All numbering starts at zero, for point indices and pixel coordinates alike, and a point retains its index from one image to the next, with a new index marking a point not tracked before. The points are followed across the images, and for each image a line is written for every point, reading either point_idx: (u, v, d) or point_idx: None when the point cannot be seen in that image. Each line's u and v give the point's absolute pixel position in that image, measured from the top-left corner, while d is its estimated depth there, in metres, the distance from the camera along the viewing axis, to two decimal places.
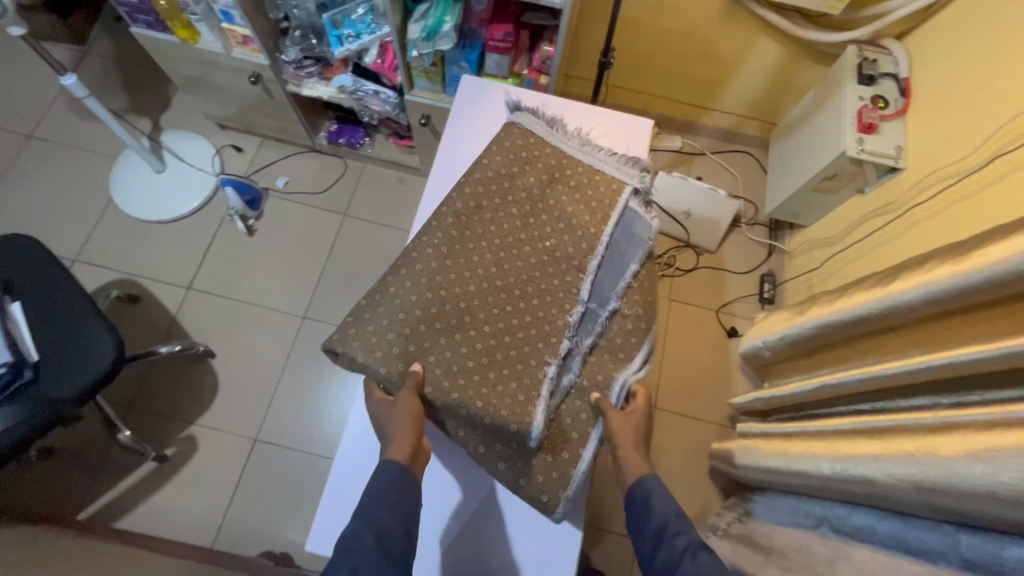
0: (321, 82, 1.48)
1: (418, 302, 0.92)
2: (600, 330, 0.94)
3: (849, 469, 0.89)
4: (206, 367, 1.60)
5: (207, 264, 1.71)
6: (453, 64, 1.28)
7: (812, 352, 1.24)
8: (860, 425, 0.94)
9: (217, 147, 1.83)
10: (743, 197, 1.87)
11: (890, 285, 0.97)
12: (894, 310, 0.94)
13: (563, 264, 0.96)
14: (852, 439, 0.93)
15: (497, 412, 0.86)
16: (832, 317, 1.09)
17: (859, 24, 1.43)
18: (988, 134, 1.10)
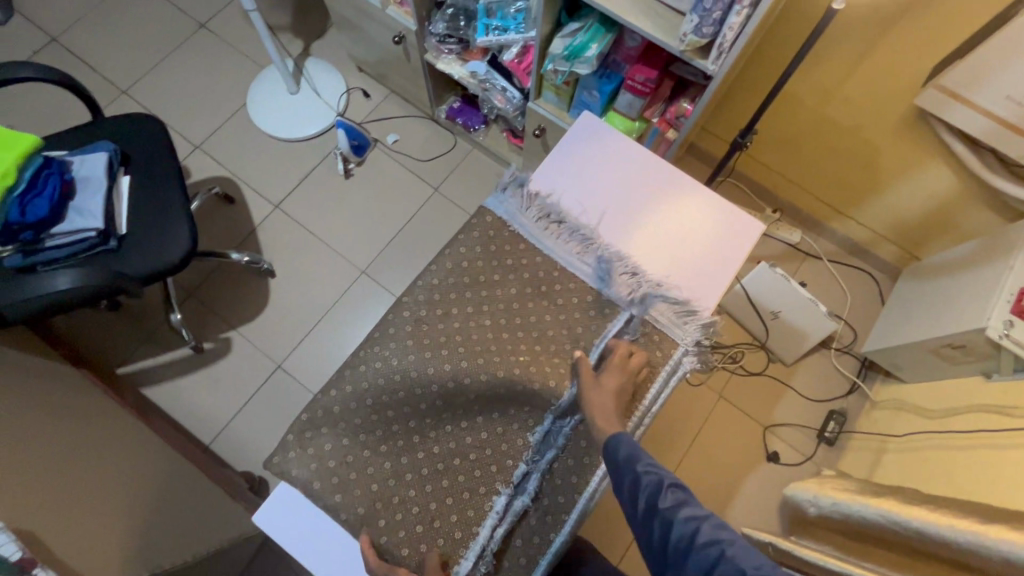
0: (457, 61, 1.48)
1: (412, 350, 0.93)
2: (562, 444, 0.87)
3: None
4: (262, 283, 1.70)
5: (299, 191, 1.80)
6: (584, 89, 1.22)
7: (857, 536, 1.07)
8: None
9: (349, 87, 1.90)
10: (844, 320, 1.67)
11: (983, 526, 0.81)
12: (977, 554, 0.79)
13: (531, 361, 0.91)
14: None
15: (450, 511, 0.86)
16: (898, 515, 0.94)
17: None
18: None
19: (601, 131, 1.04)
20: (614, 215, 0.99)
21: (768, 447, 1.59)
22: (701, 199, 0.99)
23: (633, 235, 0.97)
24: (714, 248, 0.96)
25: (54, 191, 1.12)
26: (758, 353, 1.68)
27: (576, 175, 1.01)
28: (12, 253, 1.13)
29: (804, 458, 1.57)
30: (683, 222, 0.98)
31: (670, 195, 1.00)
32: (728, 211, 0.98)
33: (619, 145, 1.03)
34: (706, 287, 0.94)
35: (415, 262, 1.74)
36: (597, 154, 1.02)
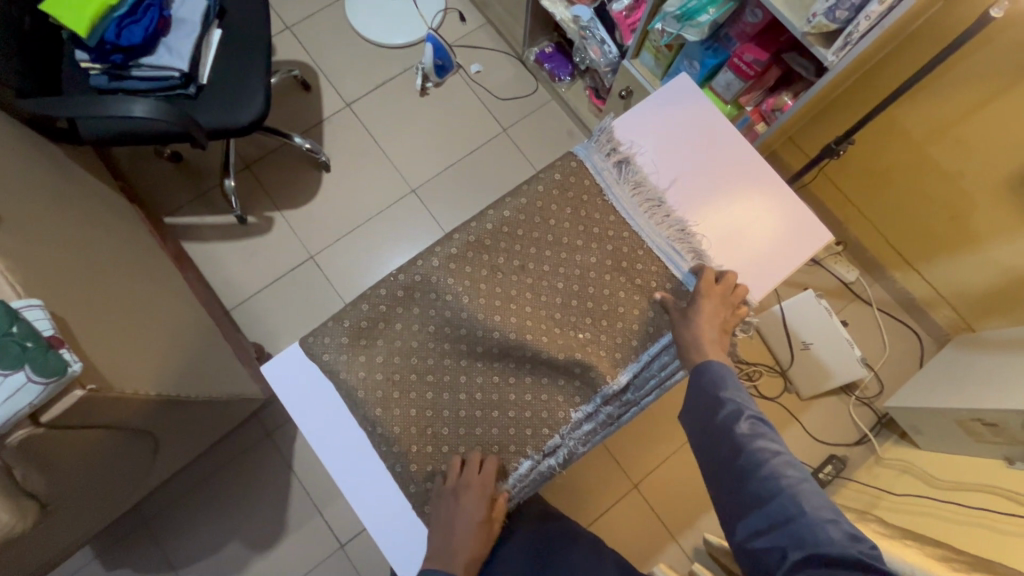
0: (563, 2, 1.43)
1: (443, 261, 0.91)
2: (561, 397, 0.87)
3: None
4: (315, 175, 1.72)
5: (373, 95, 1.80)
6: (686, 58, 1.17)
7: None
8: None
9: (447, 7, 1.87)
10: (874, 371, 1.61)
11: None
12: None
13: (564, 308, 0.90)
14: None
15: (441, 426, 0.86)
16: None
17: None
18: None
19: (696, 94, 1.00)
20: (683, 181, 0.96)
21: None
22: (775, 189, 0.96)
23: (696, 204, 0.95)
24: (772, 241, 0.94)
25: (150, 24, 1.14)
26: (776, 379, 1.63)
27: (658, 130, 0.99)
28: (100, 73, 1.18)
29: None
30: (749, 207, 0.95)
31: (745, 177, 0.97)
32: (797, 210, 0.95)
33: (709, 113, 1.00)
34: (752, 275, 0.92)
35: (465, 196, 1.75)
36: (685, 116, 1.00)
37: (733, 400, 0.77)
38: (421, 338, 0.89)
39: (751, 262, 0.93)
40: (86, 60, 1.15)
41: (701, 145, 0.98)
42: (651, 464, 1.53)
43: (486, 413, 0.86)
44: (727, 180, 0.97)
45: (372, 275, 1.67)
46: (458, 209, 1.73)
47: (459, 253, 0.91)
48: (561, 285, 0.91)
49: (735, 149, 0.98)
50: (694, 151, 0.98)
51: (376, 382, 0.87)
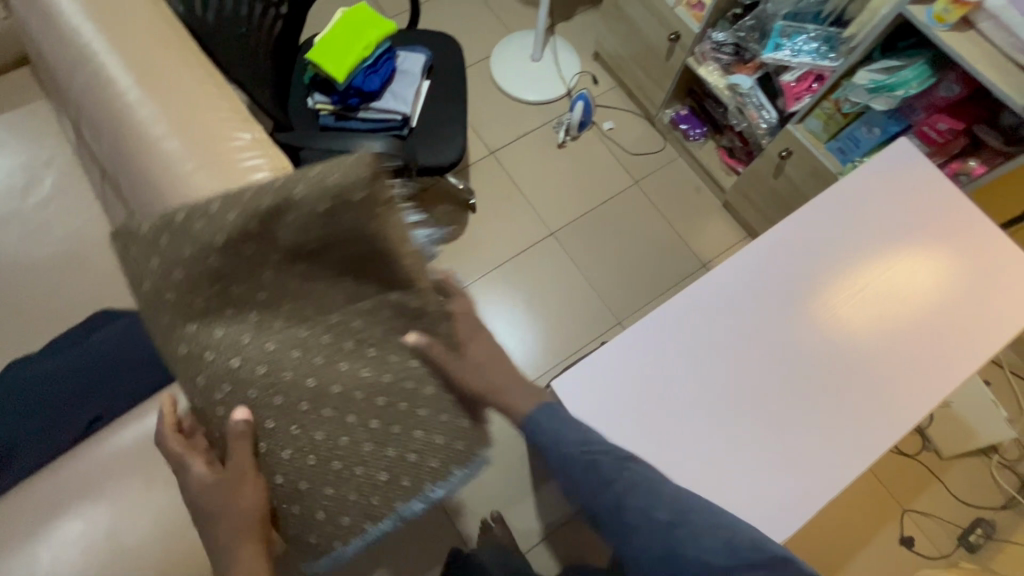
0: (720, 71, 1.59)
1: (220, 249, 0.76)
2: None
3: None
4: (462, 213, 1.84)
5: (514, 145, 1.94)
6: (864, 124, 1.29)
7: None
8: None
9: (582, 70, 2.05)
10: (1014, 435, 1.61)
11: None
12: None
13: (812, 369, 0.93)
14: None
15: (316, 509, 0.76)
16: None
17: None
18: None
19: (767, 278, 1.04)
20: (725, 412, 0.97)
21: (903, 531, 1.54)
22: (882, 350, 1.01)
23: (738, 437, 0.96)
24: (826, 461, 0.96)
25: (386, 74, 1.30)
26: (914, 436, 1.63)
27: (696, 355, 1.00)
28: (329, 113, 1.31)
29: (938, 554, 1.53)
30: (800, 425, 0.97)
31: (844, 350, 1.01)
32: (913, 364, 1.00)
33: (794, 291, 1.03)
34: (808, 508, 0.93)
35: (602, 242, 1.84)
36: (745, 315, 1.02)
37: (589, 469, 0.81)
38: (238, 366, 0.76)
39: (820, 460, 0.95)
40: (324, 102, 1.30)
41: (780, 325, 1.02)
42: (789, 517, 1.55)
43: (308, 466, 0.76)
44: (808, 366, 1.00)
45: (513, 313, 1.74)
46: (596, 254, 1.82)
47: (316, 245, 0.76)
48: (352, 279, 0.79)
49: (839, 316, 1.02)
50: (769, 337, 1.01)
51: (264, 348, 0.77)
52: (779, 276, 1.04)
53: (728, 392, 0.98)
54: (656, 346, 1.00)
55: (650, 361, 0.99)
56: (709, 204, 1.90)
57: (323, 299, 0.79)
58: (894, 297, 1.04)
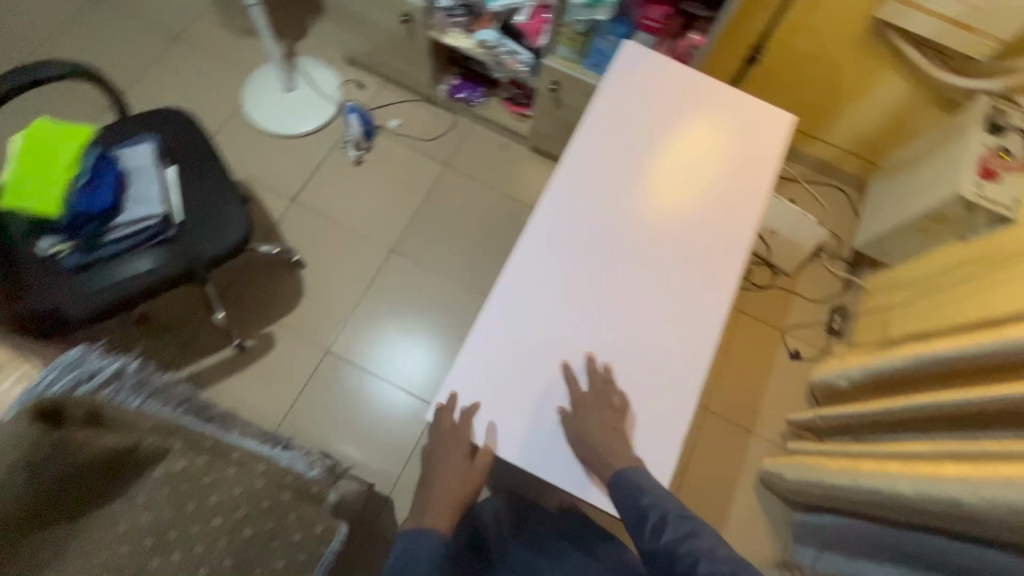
0: (464, 33, 1.59)
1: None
2: None
3: (975, 491, 0.90)
4: (294, 273, 1.70)
5: (313, 182, 1.82)
6: (601, 36, 1.36)
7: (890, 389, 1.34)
8: (953, 450, 1.03)
9: (343, 80, 1.94)
10: (828, 229, 1.91)
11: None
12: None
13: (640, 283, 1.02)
14: (946, 461, 1.01)
15: None
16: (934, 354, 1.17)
17: (978, 73, 1.47)
18: None
19: (584, 199, 1.13)
20: (586, 341, 1.04)
21: (789, 348, 1.78)
22: (688, 233, 1.12)
23: (602, 358, 1.03)
24: (676, 353, 1.04)
25: (113, 182, 1.12)
26: (764, 269, 1.89)
27: (551, 295, 1.06)
28: (70, 253, 1.12)
29: (821, 350, 1.78)
30: (647, 329, 1.06)
31: (660, 245, 1.11)
32: (713, 239, 1.12)
33: (607, 205, 1.13)
34: (674, 401, 1.01)
35: (444, 235, 1.82)
36: (577, 241, 1.10)
37: (652, 509, 0.84)
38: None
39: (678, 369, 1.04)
40: (56, 243, 1.10)
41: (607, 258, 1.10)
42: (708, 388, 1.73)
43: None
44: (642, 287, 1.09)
45: (393, 344, 1.67)
46: (444, 249, 1.80)
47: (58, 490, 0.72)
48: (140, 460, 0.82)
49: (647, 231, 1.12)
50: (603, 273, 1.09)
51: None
52: (592, 195, 1.13)
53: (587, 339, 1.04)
54: (515, 318, 1.04)
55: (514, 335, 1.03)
56: (521, 155, 1.94)
57: (105, 517, 0.76)
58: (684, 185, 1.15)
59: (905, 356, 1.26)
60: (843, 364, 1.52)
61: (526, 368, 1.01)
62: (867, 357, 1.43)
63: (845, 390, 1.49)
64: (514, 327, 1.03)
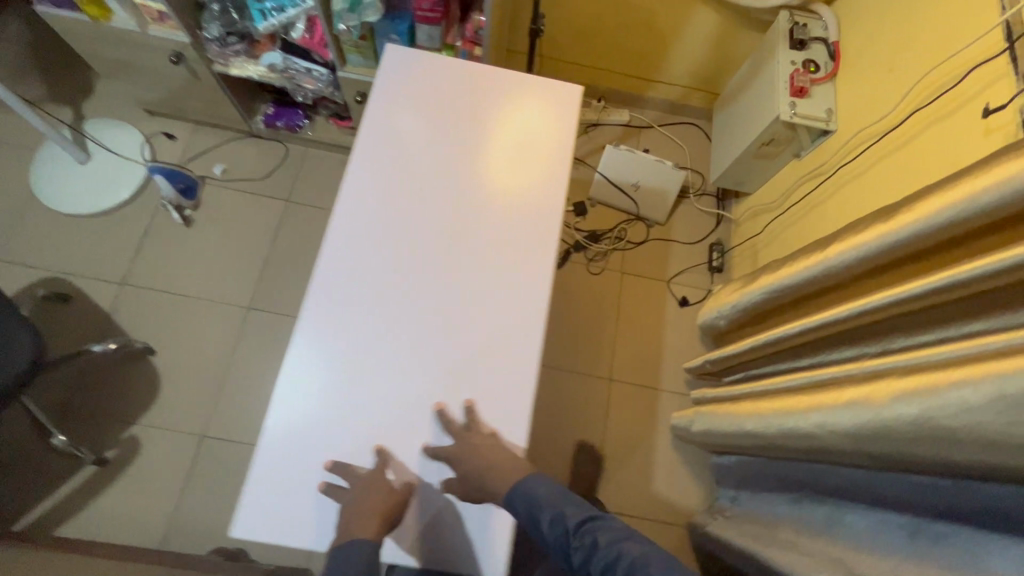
0: (249, 60, 1.41)
1: None
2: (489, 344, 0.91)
3: (824, 423, 0.91)
4: (144, 362, 1.55)
5: (141, 257, 1.63)
6: (383, 37, 1.24)
7: (761, 319, 1.36)
8: (808, 380, 1.04)
9: (147, 135, 1.76)
10: (690, 168, 1.91)
11: (856, 233, 0.98)
12: (859, 257, 0.95)
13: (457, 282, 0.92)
14: (803, 394, 1.02)
15: None
16: (782, 283, 1.19)
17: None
18: (898, 101, 1.12)
19: (394, 186, 0.99)
20: (415, 353, 0.90)
21: (676, 296, 1.79)
22: (508, 210, 0.99)
23: (437, 367, 0.89)
24: (514, 361, 0.91)
25: None
26: (637, 225, 1.86)
27: (370, 300, 0.92)
28: None
29: (707, 290, 1.80)
30: (480, 334, 0.92)
31: (483, 230, 0.97)
32: (539, 219, 0.99)
33: (420, 189, 0.99)
34: (516, 419, 0.87)
35: (303, 277, 1.67)
36: (392, 234, 0.96)
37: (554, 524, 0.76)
38: None
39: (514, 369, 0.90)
40: None
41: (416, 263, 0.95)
42: (608, 357, 1.71)
43: None
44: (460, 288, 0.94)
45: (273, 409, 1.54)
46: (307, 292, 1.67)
47: None
48: None
49: (456, 222, 0.97)
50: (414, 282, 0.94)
51: None
52: (402, 179, 0.99)
53: (410, 362, 0.89)
54: (322, 358, 0.89)
55: (326, 377, 0.88)
56: None
57: None
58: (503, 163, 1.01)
59: (762, 289, 1.28)
60: (718, 301, 1.55)
61: (354, 390, 0.88)
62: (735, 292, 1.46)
63: (727, 327, 1.52)
64: (336, 346, 0.90)
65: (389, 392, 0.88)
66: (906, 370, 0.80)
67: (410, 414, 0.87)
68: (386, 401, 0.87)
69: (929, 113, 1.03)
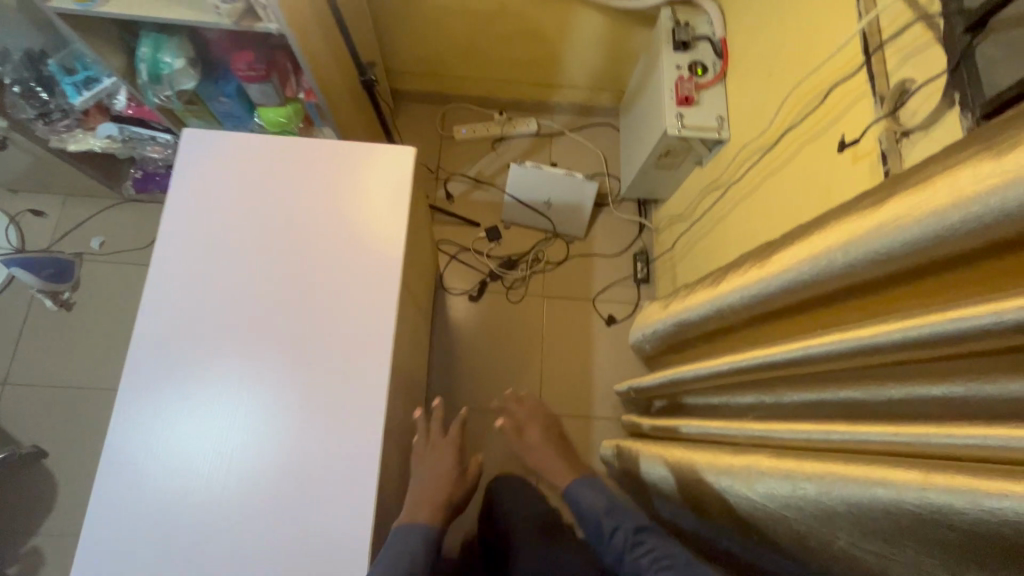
0: (86, 132, 1.26)
1: None
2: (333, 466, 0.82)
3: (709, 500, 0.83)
4: (38, 467, 1.45)
5: (21, 352, 1.52)
6: (211, 100, 1.09)
7: (678, 346, 1.27)
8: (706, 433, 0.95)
9: (13, 216, 1.61)
10: (606, 174, 1.79)
11: (749, 270, 0.87)
12: (750, 300, 0.85)
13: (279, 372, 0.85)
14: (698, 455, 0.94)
15: None
16: (686, 313, 1.11)
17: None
18: (776, 112, 1.01)
19: (223, 247, 0.90)
20: (245, 430, 0.83)
21: (603, 314, 1.70)
22: (333, 282, 0.89)
23: (266, 472, 0.82)
24: (343, 451, 0.83)
25: None
26: (556, 242, 1.76)
27: (199, 363, 0.85)
28: None
29: (634, 304, 1.71)
30: (311, 418, 0.84)
31: (317, 294, 0.89)
32: (376, 289, 0.89)
33: (252, 244, 0.90)
34: (356, 518, 0.81)
35: None
36: (221, 291, 0.88)
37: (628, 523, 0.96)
38: None
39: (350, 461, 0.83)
40: None
41: (235, 356, 0.86)
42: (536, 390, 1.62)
43: None
44: (286, 377, 0.86)
45: None
46: None
47: None
48: None
49: (275, 304, 0.88)
50: (234, 378, 0.85)
51: None
52: (225, 253, 0.89)
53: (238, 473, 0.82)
54: (138, 480, 0.81)
55: (144, 501, 0.80)
56: None
57: None
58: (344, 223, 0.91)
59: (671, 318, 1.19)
60: (641, 321, 1.45)
61: (177, 514, 0.80)
62: (653, 315, 1.36)
63: (654, 351, 1.41)
64: (167, 410, 0.84)
65: (216, 511, 0.80)
66: (775, 452, 0.71)
67: (230, 499, 0.81)
68: (213, 520, 0.80)
69: (804, 129, 0.92)
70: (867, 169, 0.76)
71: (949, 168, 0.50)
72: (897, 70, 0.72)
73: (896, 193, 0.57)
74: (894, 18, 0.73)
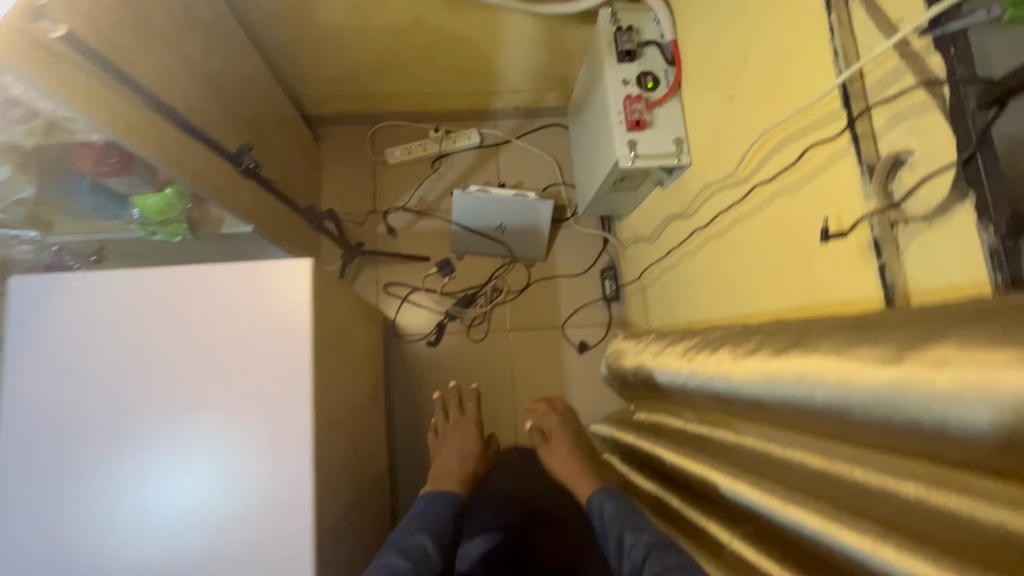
0: None
1: None
2: None
3: None
4: None
5: None
6: (70, 200, 0.91)
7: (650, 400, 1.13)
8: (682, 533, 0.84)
9: None
10: (561, 184, 1.62)
11: (722, 351, 0.73)
12: (723, 394, 0.72)
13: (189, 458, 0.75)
14: None
15: None
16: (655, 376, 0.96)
17: None
18: (741, 148, 0.86)
19: (103, 321, 0.77)
20: (128, 504, 0.75)
21: (574, 341, 1.57)
22: (236, 354, 0.77)
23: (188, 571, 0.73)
24: (269, 541, 0.74)
25: None
26: (515, 267, 1.61)
27: (86, 437, 0.76)
28: None
29: (606, 326, 1.58)
30: (223, 509, 0.74)
31: (218, 366, 0.76)
32: (286, 359, 0.77)
33: (139, 308, 0.77)
34: None
35: None
36: (98, 347, 0.77)
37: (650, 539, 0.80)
38: None
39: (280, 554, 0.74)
40: None
41: (135, 442, 0.75)
42: (511, 436, 1.51)
43: None
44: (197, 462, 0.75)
45: None
46: None
47: None
48: None
49: (174, 382, 0.76)
50: (140, 466, 0.75)
51: None
52: (106, 331, 0.77)
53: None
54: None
55: None
56: None
57: None
58: (248, 313, 0.77)
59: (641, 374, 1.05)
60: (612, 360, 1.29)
61: None
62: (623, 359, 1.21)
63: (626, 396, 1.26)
64: (71, 506, 0.75)
65: None
66: None
67: None
68: None
69: (775, 177, 0.77)
70: (863, 292, 0.61)
71: (982, 358, 0.37)
72: (885, 135, 0.57)
73: (902, 352, 0.44)
74: (881, 65, 0.58)
